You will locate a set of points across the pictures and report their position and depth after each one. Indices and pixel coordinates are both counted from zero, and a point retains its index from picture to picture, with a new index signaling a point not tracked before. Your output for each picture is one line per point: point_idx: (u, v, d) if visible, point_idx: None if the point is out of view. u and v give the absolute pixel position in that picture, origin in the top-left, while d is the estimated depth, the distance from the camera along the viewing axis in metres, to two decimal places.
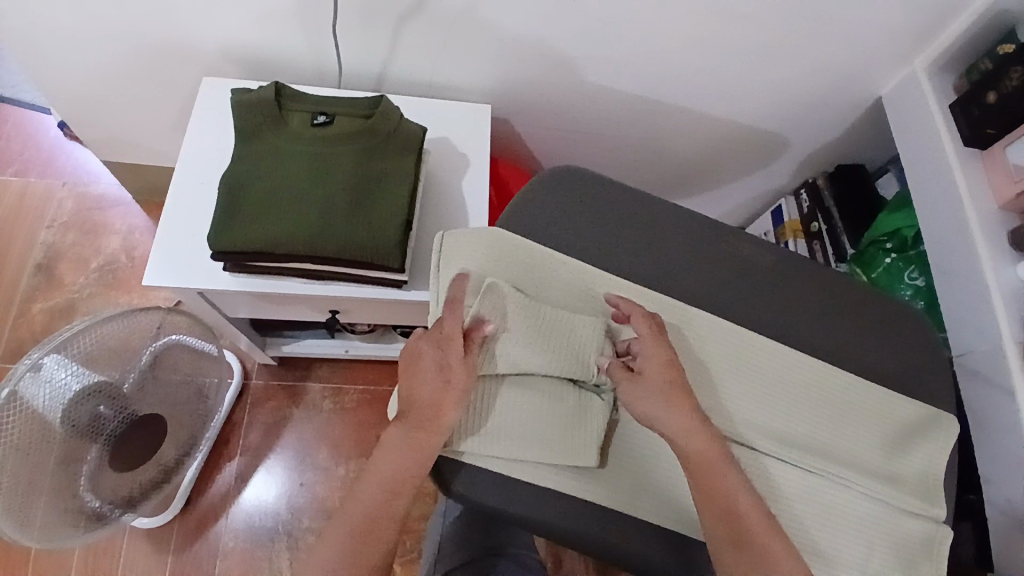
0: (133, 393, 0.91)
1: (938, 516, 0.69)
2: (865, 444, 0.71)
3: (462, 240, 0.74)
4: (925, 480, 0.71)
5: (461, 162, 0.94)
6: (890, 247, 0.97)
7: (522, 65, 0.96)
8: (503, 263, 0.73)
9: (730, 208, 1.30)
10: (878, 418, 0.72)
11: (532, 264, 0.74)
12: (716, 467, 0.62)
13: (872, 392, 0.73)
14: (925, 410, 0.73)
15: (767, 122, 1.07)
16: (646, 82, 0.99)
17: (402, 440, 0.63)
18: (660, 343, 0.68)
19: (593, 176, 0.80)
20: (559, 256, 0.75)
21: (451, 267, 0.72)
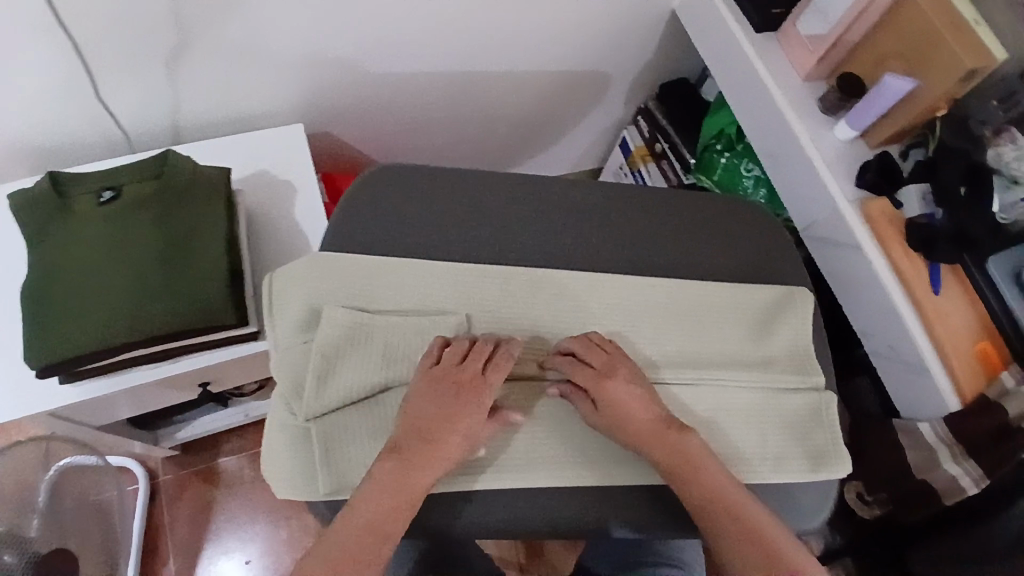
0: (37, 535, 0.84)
1: (817, 384, 0.74)
2: (731, 342, 0.75)
3: (291, 276, 0.69)
4: (796, 353, 0.76)
5: (286, 190, 0.88)
6: (720, 147, 1.01)
7: (318, 74, 0.92)
8: (335, 287, 0.69)
9: (585, 151, 1.30)
10: (737, 313, 0.77)
11: (365, 277, 0.70)
12: (704, 460, 0.66)
13: (723, 291, 0.77)
14: (777, 288, 0.78)
15: (586, 60, 1.07)
16: (452, 57, 0.97)
17: (403, 467, 0.61)
18: (613, 381, 0.68)
19: (404, 168, 0.78)
20: (391, 260, 0.72)
21: (285, 308, 0.68)
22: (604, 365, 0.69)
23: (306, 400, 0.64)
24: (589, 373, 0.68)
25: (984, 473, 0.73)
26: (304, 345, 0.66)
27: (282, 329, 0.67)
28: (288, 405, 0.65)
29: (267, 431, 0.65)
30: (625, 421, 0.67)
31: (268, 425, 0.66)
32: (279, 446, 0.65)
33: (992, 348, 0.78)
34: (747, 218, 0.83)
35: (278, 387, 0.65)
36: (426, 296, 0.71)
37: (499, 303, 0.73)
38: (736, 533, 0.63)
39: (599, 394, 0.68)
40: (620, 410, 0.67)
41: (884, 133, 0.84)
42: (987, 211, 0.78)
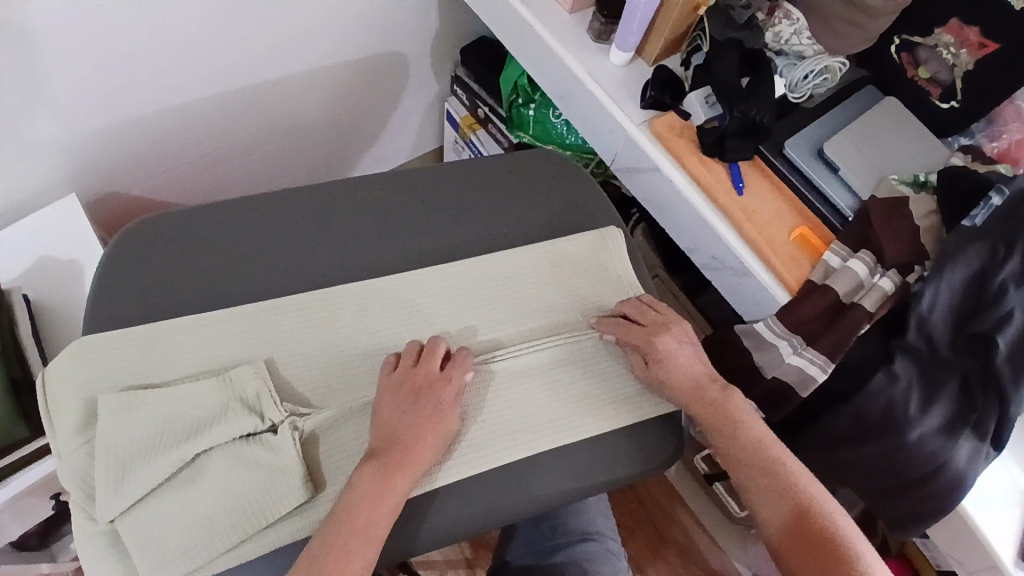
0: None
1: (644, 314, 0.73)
2: (548, 300, 0.74)
3: (61, 371, 0.65)
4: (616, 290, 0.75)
5: (73, 269, 0.84)
6: (524, 100, 0.99)
7: (74, 140, 0.85)
8: (115, 369, 0.65)
9: (416, 133, 1.25)
10: (548, 270, 0.75)
11: (143, 349, 0.66)
12: (753, 426, 0.67)
13: (526, 253, 0.75)
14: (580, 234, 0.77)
15: (370, 44, 1.01)
16: (217, 79, 0.90)
17: (378, 474, 0.60)
18: (668, 336, 0.70)
19: (162, 218, 0.72)
20: (167, 324, 0.67)
21: (57, 406, 0.64)
22: (653, 322, 0.71)
23: (101, 501, 0.60)
24: (644, 335, 0.70)
25: (829, 358, 0.72)
26: (91, 442, 0.63)
27: (62, 432, 0.63)
28: (87, 511, 0.61)
29: (76, 545, 0.61)
30: (680, 373, 0.68)
31: (75, 539, 0.61)
32: (91, 556, 0.61)
33: (811, 231, 0.76)
34: (542, 170, 0.81)
35: (71, 496, 0.62)
36: (215, 349, 0.67)
37: (292, 337, 0.68)
38: (773, 484, 0.64)
39: (651, 348, 0.69)
40: (671, 363, 0.69)
41: (658, 46, 0.82)
42: (768, 96, 0.77)
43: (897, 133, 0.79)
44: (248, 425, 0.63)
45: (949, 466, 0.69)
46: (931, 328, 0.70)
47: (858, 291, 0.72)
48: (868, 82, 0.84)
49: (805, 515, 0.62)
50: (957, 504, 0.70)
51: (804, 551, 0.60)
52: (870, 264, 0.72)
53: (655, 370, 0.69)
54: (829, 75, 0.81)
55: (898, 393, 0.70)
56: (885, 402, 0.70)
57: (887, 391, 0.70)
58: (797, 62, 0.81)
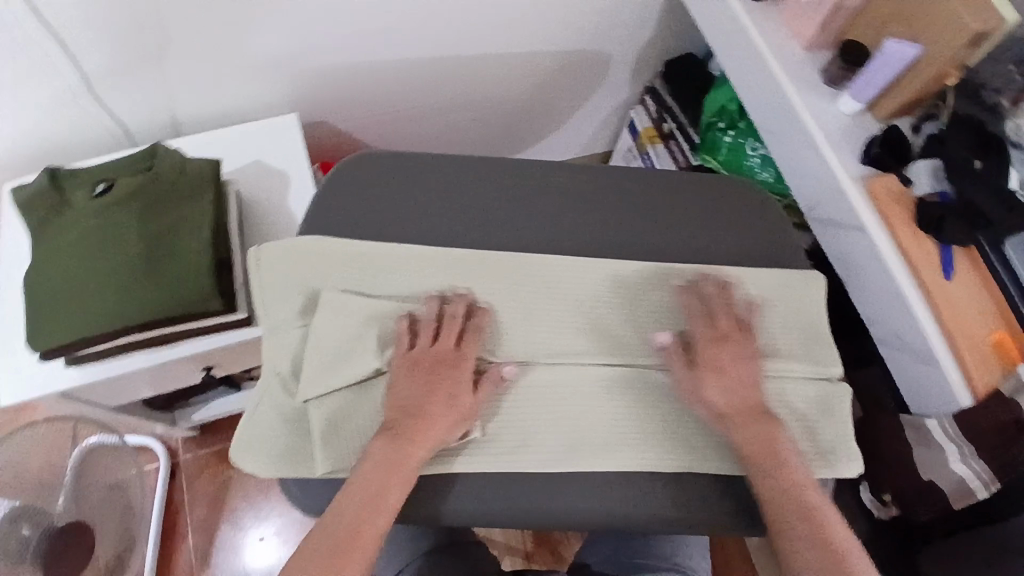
0: (60, 509, 0.98)
1: (834, 373, 0.70)
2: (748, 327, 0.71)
3: (278, 252, 0.69)
4: (815, 342, 0.71)
5: (280, 180, 0.92)
6: (724, 125, 0.94)
7: (306, 65, 0.91)
8: (332, 269, 0.69)
9: (593, 134, 1.26)
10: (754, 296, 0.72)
11: (357, 259, 0.70)
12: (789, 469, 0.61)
13: (721, 271, 0.73)
14: (780, 269, 0.74)
15: (585, 41, 1.02)
16: (441, 42, 0.95)
17: (392, 447, 0.61)
18: (691, 356, 0.67)
19: (382, 154, 0.78)
20: (380, 244, 0.70)
21: (271, 285, 0.69)
22: (722, 329, 0.67)
23: (302, 378, 0.65)
24: (706, 351, 0.66)
25: (995, 477, 0.68)
26: (295, 327, 0.68)
27: (276, 312, 0.68)
28: (284, 384, 0.66)
29: (255, 411, 0.66)
30: (730, 380, 0.65)
31: (259, 409, 0.66)
32: (265, 428, 0.65)
33: (1010, 338, 0.71)
34: (750, 200, 0.81)
35: (272, 367, 0.67)
36: (415, 280, 0.70)
37: (482, 288, 0.69)
38: (809, 533, 0.57)
39: (702, 355, 0.66)
40: (727, 372, 0.65)
41: (893, 104, 0.79)
42: (1006, 185, 0.68)
43: None
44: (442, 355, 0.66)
45: None
46: None
47: None
48: None
49: (799, 505, 0.59)
50: None
51: (803, 528, 0.58)
52: None
53: (698, 385, 0.65)
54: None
55: None
56: None
57: None
58: None
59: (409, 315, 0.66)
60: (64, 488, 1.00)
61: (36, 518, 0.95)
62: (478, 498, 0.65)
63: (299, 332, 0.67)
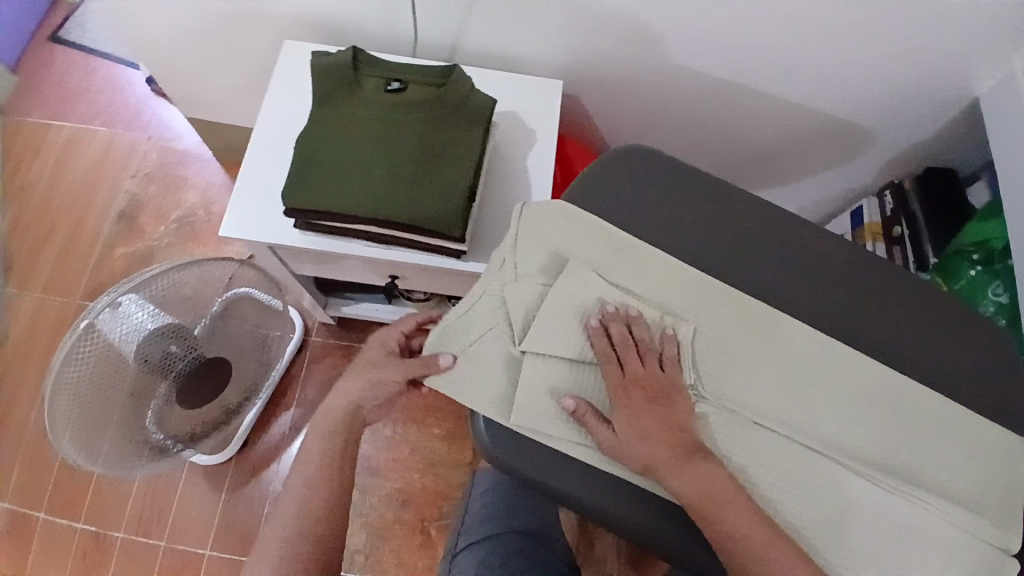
0: (203, 338, 1.03)
1: (1011, 546, 0.67)
2: (948, 466, 0.68)
3: (542, 215, 0.73)
4: (1004, 508, 0.68)
5: (528, 136, 0.94)
6: (976, 258, 0.91)
7: (599, 41, 0.94)
8: (592, 250, 0.72)
9: (804, 204, 1.24)
10: (963, 439, 0.69)
11: (611, 249, 0.72)
12: (745, 507, 0.61)
13: (953, 407, 0.70)
14: (1008, 432, 0.70)
15: (852, 115, 1.01)
16: (727, 67, 0.95)
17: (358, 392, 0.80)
18: (636, 389, 0.64)
19: (670, 163, 0.79)
20: (637, 244, 0.73)
21: (534, 236, 0.72)
22: (646, 377, 0.65)
23: (527, 332, 0.68)
24: (639, 390, 0.64)
25: None
26: (536, 282, 0.71)
27: (522, 261, 0.72)
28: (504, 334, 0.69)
29: (471, 340, 0.69)
30: (650, 434, 0.63)
31: (477, 343, 0.69)
32: (478, 360, 0.68)
33: None
34: (999, 345, 0.75)
35: (496, 314, 0.70)
36: (657, 292, 0.71)
37: (718, 324, 0.70)
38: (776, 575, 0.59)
39: (617, 401, 0.64)
40: (641, 422, 0.63)
41: None
42: None
43: None
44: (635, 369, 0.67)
45: None
46: None
47: None
48: None
49: (759, 550, 0.59)
50: None
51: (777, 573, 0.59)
52: None
53: (621, 434, 0.63)
54: None
55: None
56: None
57: None
58: None
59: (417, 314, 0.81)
60: (211, 314, 1.05)
61: (186, 341, 1.00)
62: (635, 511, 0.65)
63: (537, 289, 0.70)
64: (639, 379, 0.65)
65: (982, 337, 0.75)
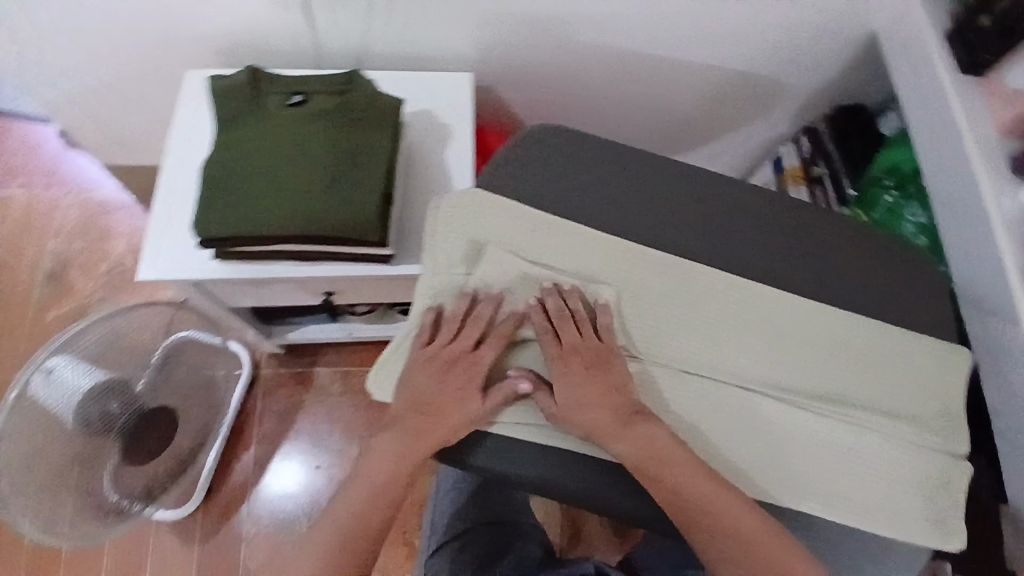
0: (143, 390, 1.02)
1: (957, 451, 0.70)
2: (883, 388, 0.71)
3: (455, 206, 0.72)
4: (946, 417, 0.71)
5: (445, 132, 0.93)
6: (890, 185, 0.95)
7: (504, 29, 0.93)
8: (509, 233, 0.72)
9: (732, 161, 1.26)
10: (894, 359, 0.71)
11: (529, 228, 0.72)
12: (689, 467, 0.63)
13: (883, 329, 0.72)
14: (938, 345, 0.72)
15: (761, 68, 1.03)
16: (633, 38, 0.96)
17: (402, 446, 0.65)
18: (575, 359, 0.66)
19: (581, 136, 0.79)
20: (554, 219, 0.72)
21: (447, 230, 0.72)
22: (585, 350, 0.66)
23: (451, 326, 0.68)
24: (577, 359, 0.66)
25: None
26: (458, 274, 0.70)
27: (441, 255, 0.71)
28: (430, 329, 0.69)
29: (400, 340, 0.69)
30: (593, 400, 0.64)
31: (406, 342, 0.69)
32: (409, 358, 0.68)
33: None
34: (920, 264, 0.78)
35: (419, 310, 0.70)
36: (581, 264, 0.71)
37: (644, 286, 0.71)
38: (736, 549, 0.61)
39: (558, 373, 0.65)
40: (584, 390, 0.64)
41: None
42: None
43: None
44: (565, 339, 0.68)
45: None
46: None
47: None
48: None
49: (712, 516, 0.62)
50: None
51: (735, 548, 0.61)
52: None
53: (566, 404, 0.64)
54: None
55: None
56: None
57: None
58: None
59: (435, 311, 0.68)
60: (152, 365, 1.03)
61: (124, 395, 0.99)
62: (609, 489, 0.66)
63: (460, 280, 0.70)
64: (577, 348, 0.66)
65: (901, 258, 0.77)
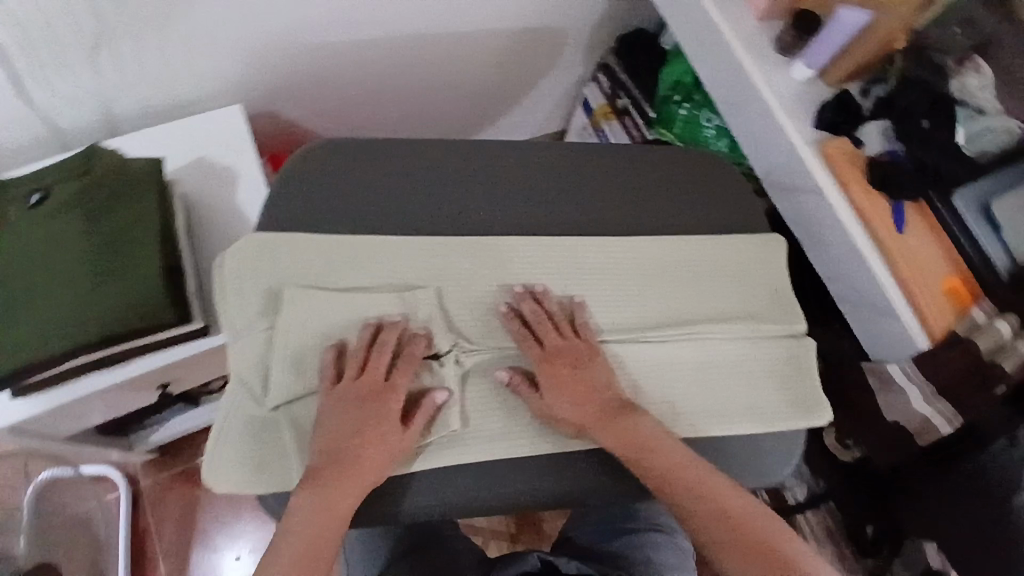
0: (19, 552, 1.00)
1: (797, 330, 0.76)
2: (706, 295, 0.76)
3: (238, 260, 0.67)
4: (772, 301, 0.77)
5: (228, 176, 0.86)
6: (680, 99, 0.98)
7: (251, 49, 0.86)
8: (306, 269, 0.68)
9: (549, 114, 1.25)
10: (709, 267, 0.77)
11: (325, 257, 0.69)
12: (669, 445, 0.65)
13: (683, 245, 0.77)
14: (745, 241, 0.78)
15: (535, 17, 1.01)
16: (393, 19, 0.91)
17: (324, 493, 0.60)
18: (558, 360, 0.68)
19: (351, 145, 0.77)
20: (346, 239, 0.70)
21: (239, 286, 0.66)
22: (552, 347, 0.69)
23: (270, 386, 0.64)
24: (561, 359, 0.68)
25: (957, 413, 0.74)
26: (261, 329, 0.66)
27: (238, 316, 0.66)
28: (250, 395, 0.65)
29: (222, 420, 0.64)
30: (577, 397, 0.67)
31: (229, 419, 0.64)
32: (237, 435, 0.63)
33: (963, 285, 0.76)
34: (711, 171, 0.83)
35: (236, 378, 0.65)
36: (389, 276, 0.70)
37: (459, 278, 0.72)
38: (718, 518, 0.62)
39: (541, 372, 0.68)
40: (569, 387, 0.67)
41: (845, 67, 0.81)
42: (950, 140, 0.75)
43: None
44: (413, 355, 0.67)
45: None
46: None
47: (998, 352, 0.72)
48: None
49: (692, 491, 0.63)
50: None
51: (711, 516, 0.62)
52: (1015, 329, 0.71)
53: (547, 400, 0.66)
54: (1003, 136, 0.76)
55: None
56: None
57: None
58: (974, 116, 0.77)
59: (338, 345, 0.65)
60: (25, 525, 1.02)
61: None
62: (566, 482, 0.68)
63: (266, 335, 0.66)
64: (550, 351, 0.69)
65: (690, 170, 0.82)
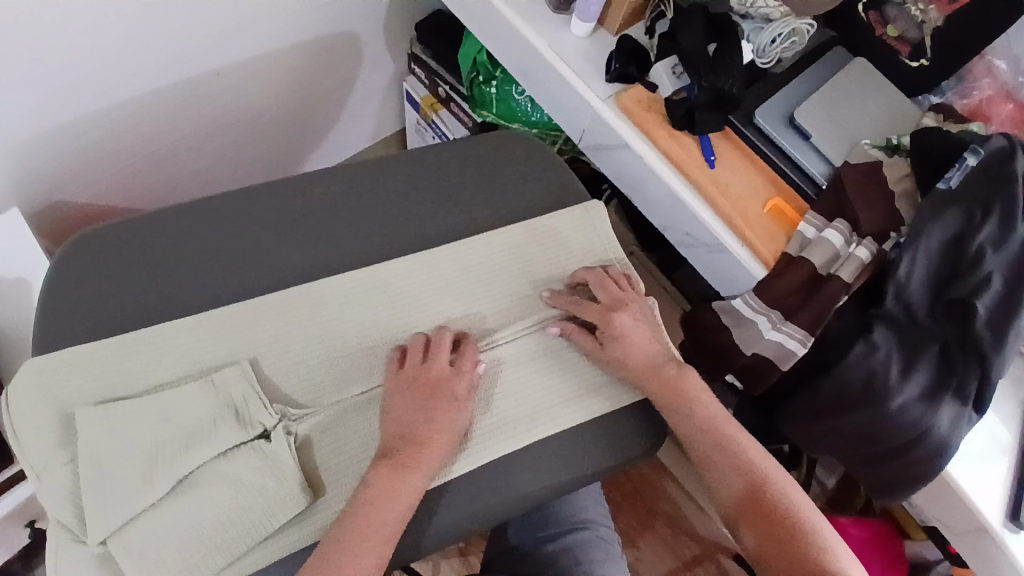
0: None
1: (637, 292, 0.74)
2: (532, 285, 0.74)
3: (23, 395, 0.63)
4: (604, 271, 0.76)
5: (22, 291, 0.81)
6: (485, 79, 0.97)
7: (6, 151, 0.79)
8: (102, 382, 0.64)
9: (377, 118, 1.21)
10: (530, 255, 0.75)
11: (116, 365, 0.65)
12: (696, 392, 0.68)
13: (503, 239, 0.75)
14: (562, 219, 0.77)
15: (319, 30, 0.95)
16: (157, 76, 0.84)
17: (392, 473, 0.60)
18: (616, 313, 0.70)
19: (121, 229, 0.70)
20: (134, 337, 0.66)
21: (31, 422, 0.63)
22: (614, 297, 0.71)
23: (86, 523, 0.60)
24: (622, 312, 0.70)
25: (807, 332, 0.70)
26: (64, 463, 0.62)
27: (38, 453, 0.62)
28: (74, 534, 0.61)
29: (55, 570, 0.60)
30: (633, 347, 0.69)
31: (58, 569, 0.60)
32: None
33: (785, 202, 0.75)
34: (515, 154, 0.80)
35: (55, 521, 0.61)
36: (191, 362, 0.66)
37: (270, 341, 0.68)
38: (731, 463, 0.64)
39: (607, 324, 0.69)
40: (626, 338, 0.69)
41: (620, 15, 0.79)
42: (736, 64, 0.74)
43: (868, 96, 0.77)
44: (237, 437, 0.63)
45: (932, 433, 0.68)
46: (909, 296, 0.70)
47: (835, 262, 0.71)
48: (839, 42, 0.81)
49: (718, 438, 0.66)
50: (940, 470, 0.70)
51: (724, 462, 0.65)
52: (846, 233, 0.71)
53: (606, 347, 0.69)
54: (796, 38, 0.78)
55: (878, 363, 0.69)
56: (864, 375, 0.70)
57: (866, 362, 0.69)
58: (763, 27, 0.78)
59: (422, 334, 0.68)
60: None
61: None
62: (433, 520, 0.64)
63: (69, 467, 0.62)
64: (609, 305, 0.70)
65: (492, 160, 0.79)
